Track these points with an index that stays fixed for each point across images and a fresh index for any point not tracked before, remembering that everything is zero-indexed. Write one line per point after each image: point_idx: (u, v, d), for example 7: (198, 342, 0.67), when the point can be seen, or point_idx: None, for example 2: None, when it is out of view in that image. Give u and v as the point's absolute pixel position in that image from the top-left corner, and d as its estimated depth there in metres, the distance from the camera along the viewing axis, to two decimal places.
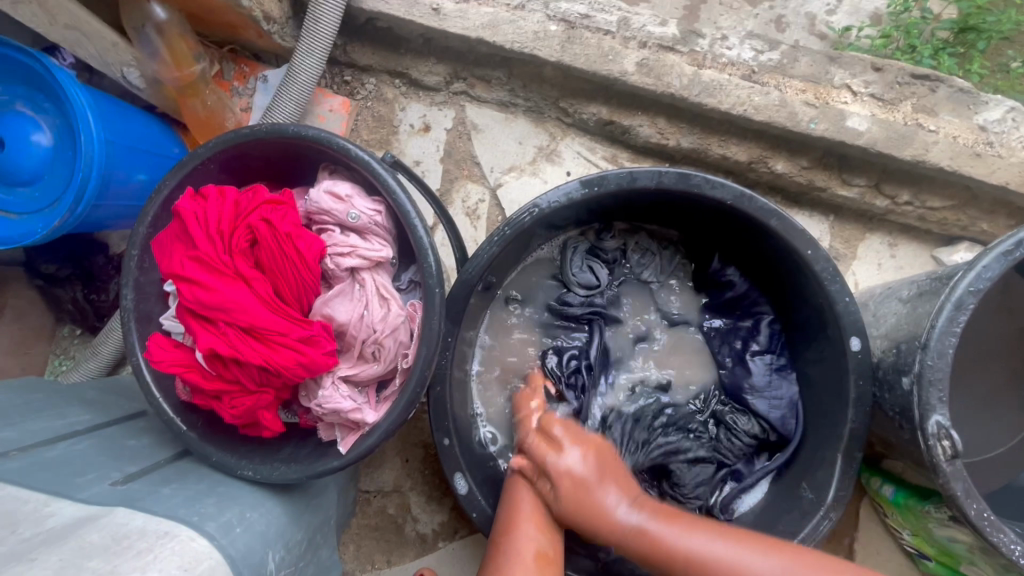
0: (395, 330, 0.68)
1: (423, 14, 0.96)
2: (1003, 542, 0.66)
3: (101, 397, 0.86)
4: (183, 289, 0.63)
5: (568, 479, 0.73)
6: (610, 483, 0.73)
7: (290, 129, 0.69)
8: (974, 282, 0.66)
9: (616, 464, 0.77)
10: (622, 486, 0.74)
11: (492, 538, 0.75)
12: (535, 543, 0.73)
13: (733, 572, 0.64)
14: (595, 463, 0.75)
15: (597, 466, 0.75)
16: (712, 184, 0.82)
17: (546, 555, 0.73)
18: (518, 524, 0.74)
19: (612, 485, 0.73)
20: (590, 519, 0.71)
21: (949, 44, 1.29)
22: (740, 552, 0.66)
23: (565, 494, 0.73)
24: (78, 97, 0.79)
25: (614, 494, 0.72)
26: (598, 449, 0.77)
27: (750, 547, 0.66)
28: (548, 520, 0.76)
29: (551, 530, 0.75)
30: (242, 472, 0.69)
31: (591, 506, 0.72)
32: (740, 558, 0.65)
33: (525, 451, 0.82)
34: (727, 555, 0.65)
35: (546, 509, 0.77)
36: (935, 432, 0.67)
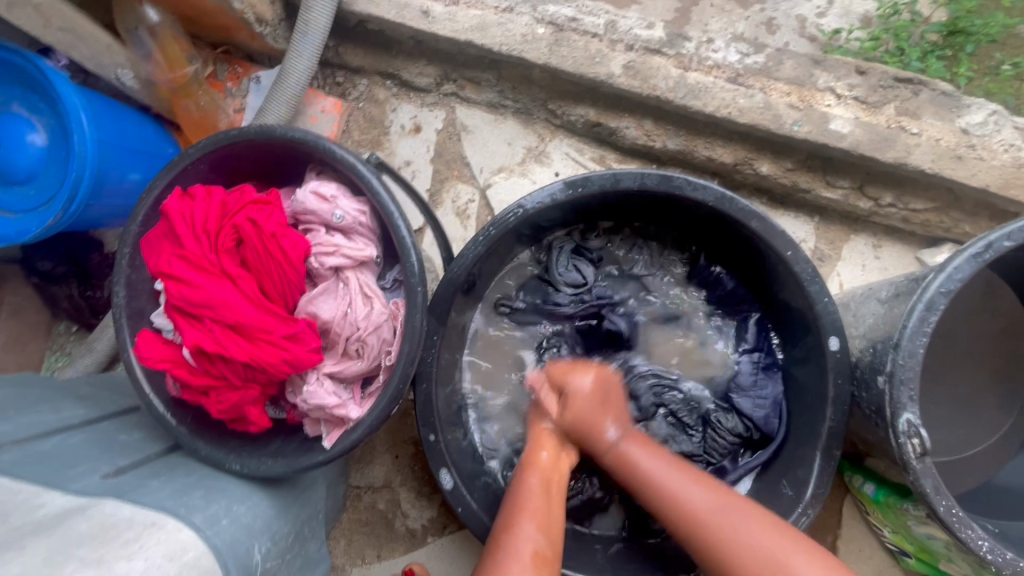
0: (378, 328, 0.70)
1: (412, 16, 0.98)
2: (971, 537, 0.67)
3: (94, 392, 0.88)
4: (171, 287, 0.65)
5: (578, 403, 0.83)
6: (604, 418, 0.82)
7: (277, 131, 0.70)
8: (945, 283, 0.68)
9: (618, 396, 0.86)
10: (617, 419, 0.83)
11: (493, 534, 0.76)
12: (533, 544, 0.73)
13: (677, 502, 0.74)
14: (598, 389, 0.84)
15: (602, 395, 0.84)
16: (694, 185, 0.84)
17: (544, 557, 0.73)
18: (520, 525, 0.75)
19: (610, 419, 0.82)
20: (585, 436, 0.82)
21: (937, 47, 1.30)
22: (686, 482, 0.76)
23: (573, 406, 0.83)
24: (72, 99, 0.81)
25: (613, 428, 0.82)
26: (603, 379, 0.85)
27: (700, 483, 0.76)
28: (548, 522, 0.76)
29: (552, 531, 0.76)
30: (230, 466, 0.71)
31: (593, 429, 0.82)
32: (684, 490, 0.75)
33: (539, 444, 0.84)
34: (671, 480, 0.76)
35: (550, 508, 0.78)
36: (905, 430, 0.68)
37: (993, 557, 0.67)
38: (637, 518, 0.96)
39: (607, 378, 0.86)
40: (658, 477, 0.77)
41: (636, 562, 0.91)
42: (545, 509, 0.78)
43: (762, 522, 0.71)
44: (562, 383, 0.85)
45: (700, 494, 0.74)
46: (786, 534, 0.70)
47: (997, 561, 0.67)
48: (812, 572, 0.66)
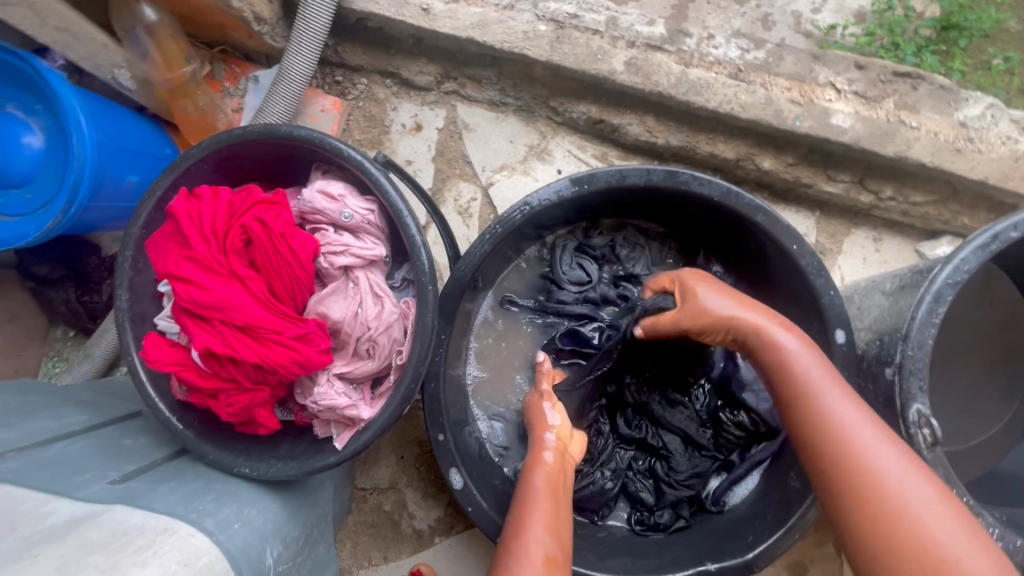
0: (389, 328, 0.69)
1: (414, 14, 0.97)
2: (982, 525, 0.68)
3: (95, 398, 0.86)
4: (178, 288, 0.64)
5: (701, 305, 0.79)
6: (754, 313, 0.74)
7: (283, 130, 0.69)
8: (953, 274, 0.68)
9: (764, 309, 0.76)
10: (755, 307, 0.76)
11: (502, 543, 0.71)
12: (545, 546, 0.69)
13: (823, 418, 0.61)
14: (730, 298, 0.77)
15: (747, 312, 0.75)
16: (700, 181, 0.84)
17: (555, 559, 0.68)
18: (531, 530, 0.71)
19: (746, 307, 0.76)
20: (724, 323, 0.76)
21: (931, 42, 1.32)
22: (831, 383, 0.64)
23: (692, 307, 0.79)
24: (68, 99, 0.80)
25: (790, 336, 0.70)
26: (733, 293, 0.79)
27: (872, 418, 0.61)
28: (558, 521, 0.73)
29: (562, 534, 0.72)
30: (240, 470, 0.70)
31: (749, 327, 0.73)
32: (842, 406, 0.61)
33: (542, 449, 0.83)
34: (818, 376, 0.65)
35: (554, 509, 0.74)
36: (916, 420, 0.69)
37: (1004, 544, 0.68)
38: (645, 513, 0.97)
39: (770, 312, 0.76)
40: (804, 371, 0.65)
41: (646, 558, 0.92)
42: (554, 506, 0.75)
43: (919, 467, 0.56)
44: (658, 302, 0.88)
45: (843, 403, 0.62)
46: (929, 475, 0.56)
47: (1007, 548, 0.68)
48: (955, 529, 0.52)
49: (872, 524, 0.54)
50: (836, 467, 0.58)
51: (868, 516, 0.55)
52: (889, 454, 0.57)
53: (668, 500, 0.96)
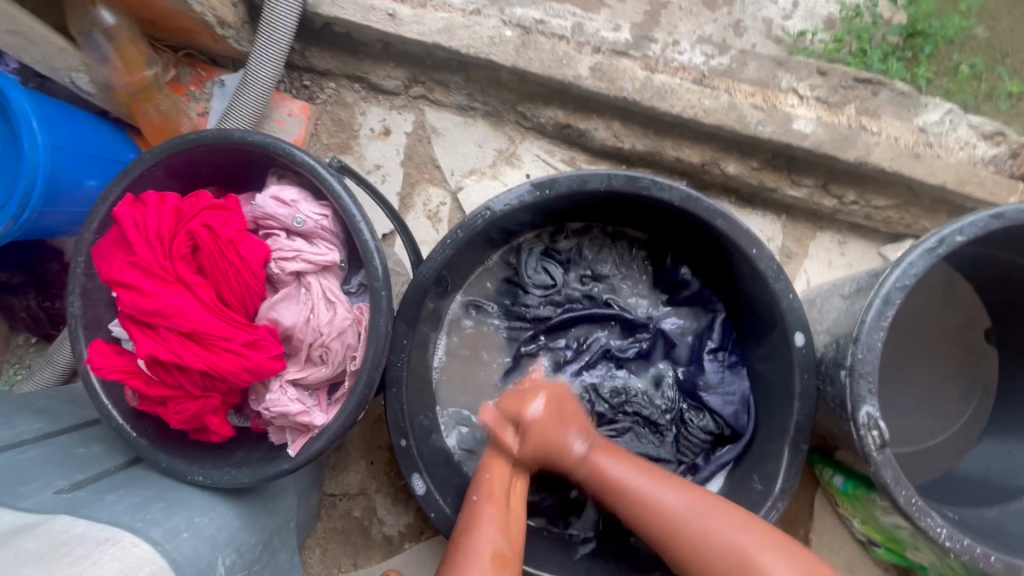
0: (342, 333, 0.69)
1: (380, 19, 0.98)
2: (930, 526, 0.69)
3: (53, 405, 0.85)
4: (123, 296, 0.63)
5: (536, 428, 0.79)
6: (568, 433, 0.80)
7: (234, 135, 0.69)
8: (900, 279, 0.69)
9: (573, 405, 0.83)
10: (581, 429, 0.82)
11: (452, 540, 0.75)
12: (494, 544, 0.73)
13: (650, 511, 0.75)
14: (553, 405, 0.81)
15: (557, 409, 0.81)
16: (660, 186, 0.84)
17: (504, 556, 0.73)
18: (478, 528, 0.74)
19: (575, 431, 0.81)
20: (551, 453, 0.80)
21: (898, 48, 1.34)
22: (656, 485, 0.77)
23: (531, 437, 0.79)
24: (23, 104, 0.79)
25: (578, 439, 0.81)
26: (558, 392, 0.82)
27: (665, 483, 0.77)
28: (508, 522, 0.76)
29: (511, 531, 0.76)
30: (192, 477, 0.69)
31: (555, 441, 0.80)
32: (659, 494, 0.76)
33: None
34: (647, 489, 0.76)
35: (504, 513, 0.77)
36: (865, 423, 0.70)
37: (951, 544, 0.69)
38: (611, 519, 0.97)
39: (562, 390, 0.83)
40: (630, 485, 0.77)
41: (610, 562, 0.92)
42: (503, 515, 0.77)
43: (734, 518, 0.72)
44: (517, 414, 0.80)
45: (675, 500, 0.75)
46: (750, 525, 0.72)
47: (955, 547, 0.69)
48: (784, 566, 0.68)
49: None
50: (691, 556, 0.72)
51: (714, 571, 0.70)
52: (704, 524, 0.72)
53: None
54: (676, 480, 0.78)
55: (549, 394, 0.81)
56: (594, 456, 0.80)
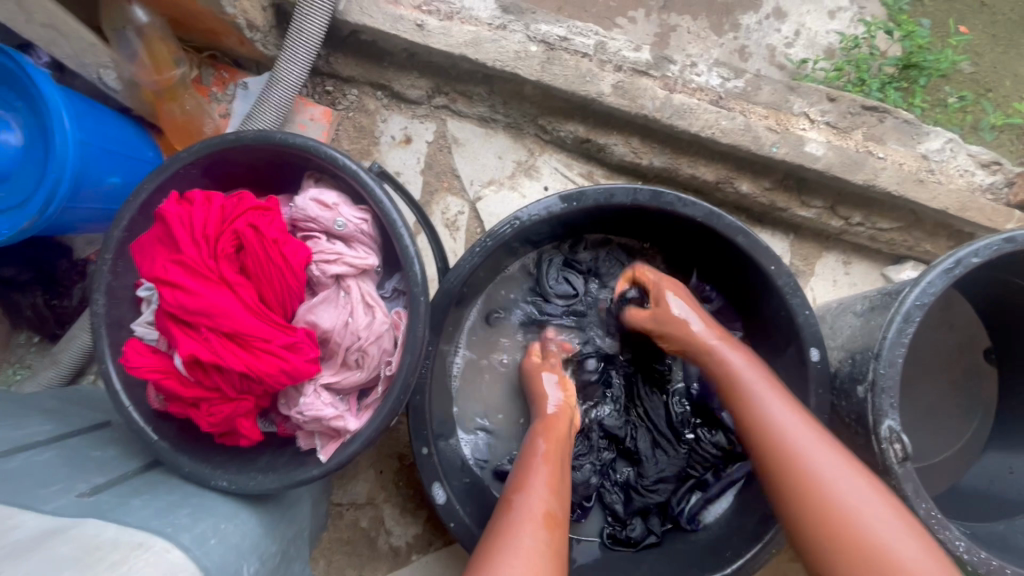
0: (379, 338, 0.69)
1: (408, 29, 0.99)
2: (949, 538, 0.71)
3: (63, 407, 0.83)
4: (163, 294, 0.62)
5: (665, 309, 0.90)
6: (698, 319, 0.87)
7: (277, 137, 0.69)
8: (920, 297, 0.72)
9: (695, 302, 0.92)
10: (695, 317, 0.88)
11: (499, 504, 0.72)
12: (546, 503, 0.71)
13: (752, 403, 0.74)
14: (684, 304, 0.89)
15: (659, 315, 0.90)
16: (684, 202, 0.87)
17: (555, 516, 0.70)
18: (530, 484, 0.73)
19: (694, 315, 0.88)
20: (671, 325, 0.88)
21: (894, 79, 1.40)
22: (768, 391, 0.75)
23: (659, 315, 0.90)
24: (52, 98, 0.78)
25: (737, 354, 0.81)
26: (680, 290, 0.92)
27: (810, 427, 0.70)
28: (557, 483, 0.75)
29: (561, 495, 0.73)
30: (217, 482, 0.68)
31: (678, 324, 0.87)
32: (796, 431, 0.70)
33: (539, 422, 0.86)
34: (762, 393, 0.75)
35: (557, 474, 0.76)
36: (887, 436, 0.72)
37: (970, 556, 0.71)
38: (617, 527, 0.97)
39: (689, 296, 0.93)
40: (747, 383, 0.76)
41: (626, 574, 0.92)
42: (555, 476, 0.76)
43: (857, 472, 0.66)
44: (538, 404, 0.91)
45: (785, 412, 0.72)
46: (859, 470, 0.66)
47: (973, 560, 0.71)
48: (881, 508, 0.63)
49: (818, 524, 0.64)
50: (783, 461, 0.68)
51: (810, 507, 0.65)
52: (839, 468, 0.66)
53: (636, 508, 0.97)
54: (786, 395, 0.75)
55: (679, 292, 0.91)
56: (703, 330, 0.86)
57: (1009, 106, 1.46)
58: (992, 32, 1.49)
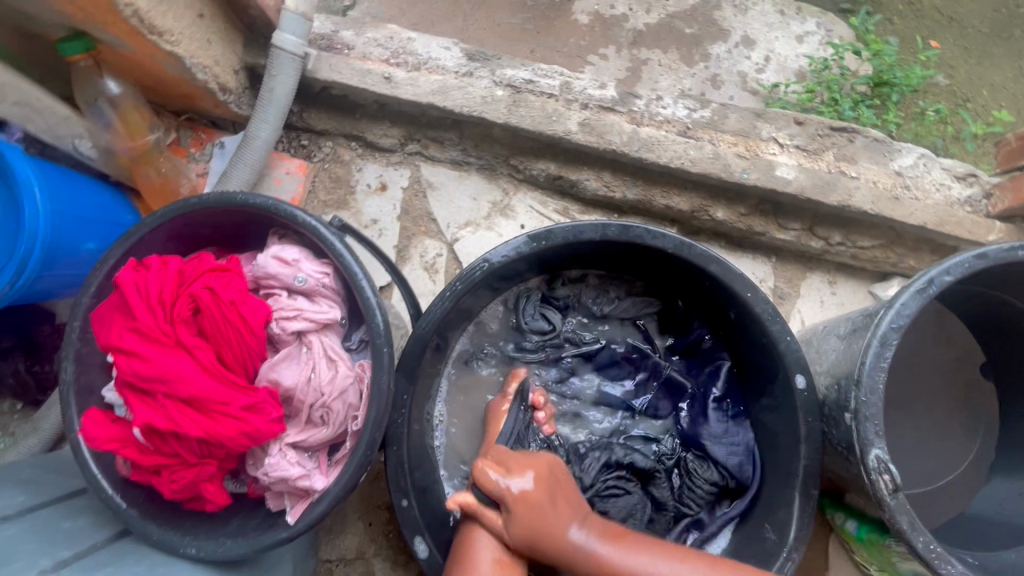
0: (344, 392, 0.68)
1: (376, 82, 1.02)
2: (952, 574, 0.67)
3: (37, 476, 0.81)
4: (121, 362, 0.62)
5: (521, 512, 0.71)
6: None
7: (238, 198, 0.70)
8: (895, 319, 0.70)
9: (568, 489, 0.76)
10: (576, 513, 0.72)
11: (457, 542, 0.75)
12: (494, 550, 0.72)
13: None
14: (544, 485, 0.73)
15: (550, 488, 0.73)
16: (653, 234, 0.85)
17: (505, 561, 0.71)
18: (481, 529, 0.74)
19: (569, 514, 0.71)
20: (541, 539, 0.69)
21: (866, 97, 1.40)
22: (656, 562, 0.66)
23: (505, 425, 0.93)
24: (26, 172, 0.80)
25: (574, 516, 0.72)
26: (548, 472, 0.75)
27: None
28: None
29: (511, 535, 0.75)
30: (185, 550, 0.66)
31: (541, 519, 0.70)
32: None
33: (495, 455, 0.86)
34: (635, 563, 0.66)
35: None
36: (876, 467, 0.69)
37: None
38: None
39: (557, 467, 0.78)
40: (611, 560, 0.67)
41: None
42: None
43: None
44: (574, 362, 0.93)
45: None
46: None
47: None
48: None
49: None
50: None
51: None
52: None
53: None
54: (674, 550, 0.68)
55: (547, 473, 0.75)
56: (596, 544, 0.69)
57: (989, 115, 1.47)
58: (963, 45, 1.51)
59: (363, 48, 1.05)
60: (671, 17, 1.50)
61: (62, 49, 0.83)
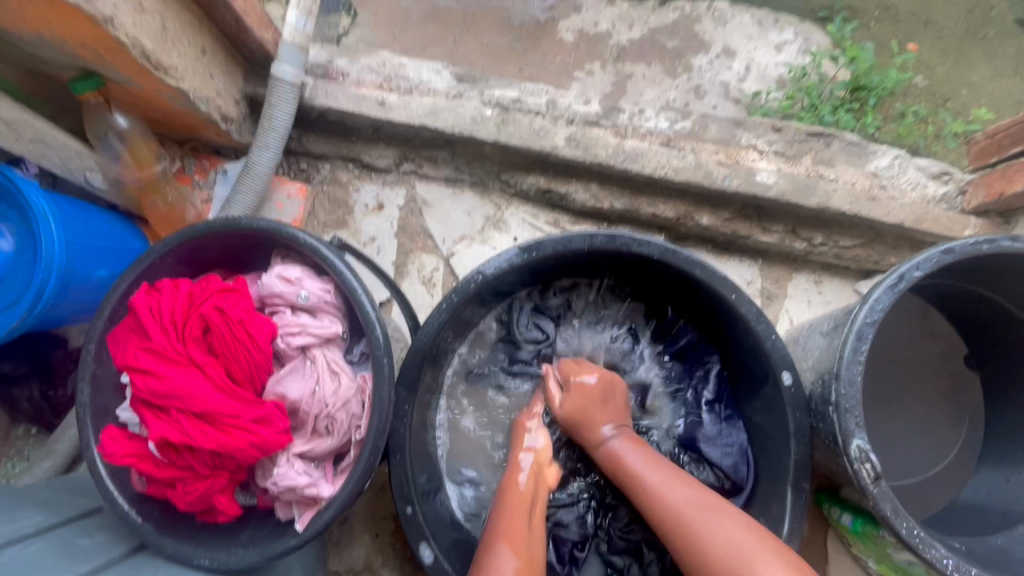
0: (347, 403, 0.72)
1: (370, 106, 1.07)
2: (936, 557, 0.70)
3: (55, 496, 0.84)
4: (136, 380, 0.66)
5: (576, 398, 0.92)
6: (603, 415, 0.90)
7: (242, 223, 0.74)
8: (870, 314, 0.74)
9: (620, 398, 0.95)
10: (614, 416, 0.91)
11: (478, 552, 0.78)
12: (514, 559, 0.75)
13: (656, 494, 0.77)
14: (602, 390, 0.94)
15: (605, 394, 0.94)
16: (639, 242, 0.89)
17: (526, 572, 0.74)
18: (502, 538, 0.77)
19: (606, 415, 0.90)
20: (582, 427, 0.90)
21: (845, 101, 1.44)
22: (672, 480, 0.78)
23: (570, 405, 0.93)
24: (40, 205, 0.85)
25: (608, 423, 0.89)
26: (609, 381, 0.96)
27: (682, 482, 0.77)
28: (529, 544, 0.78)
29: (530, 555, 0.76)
30: (199, 561, 0.69)
31: (585, 416, 0.90)
32: (716, 527, 0.70)
33: (517, 471, 0.89)
34: (638, 463, 0.82)
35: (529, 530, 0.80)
36: (858, 456, 0.72)
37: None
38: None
39: (614, 381, 0.97)
40: (637, 469, 0.81)
41: None
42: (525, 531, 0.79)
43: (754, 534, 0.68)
44: (572, 376, 0.96)
45: (684, 492, 0.76)
46: (763, 538, 0.68)
47: None
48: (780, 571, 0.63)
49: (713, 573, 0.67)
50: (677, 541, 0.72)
51: (670, 528, 0.73)
52: (732, 534, 0.68)
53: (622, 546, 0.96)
54: (693, 484, 0.77)
55: (588, 369, 0.97)
56: (621, 445, 0.86)
57: (967, 114, 1.51)
58: (938, 47, 1.56)
59: (356, 74, 1.11)
60: (653, 32, 1.55)
61: (75, 87, 0.88)
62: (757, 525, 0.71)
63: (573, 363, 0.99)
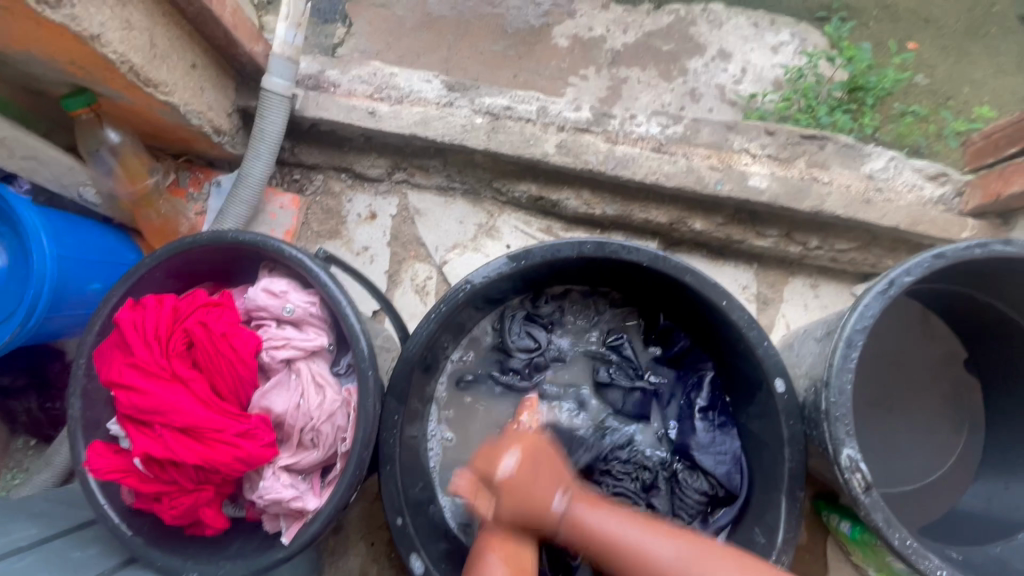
0: (332, 416, 0.72)
1: (361, 117, 1.08)
2: (930, 568, 0.69)
3: (50, 509, 0.85)
4: (121, 396, 0.67)
5: (512, 484, 0.71)
6: (550, 481, 0.72)
7: (228, 236, 0.75)
8: (859, 321, 0.73)
9: (549, 456, 0.75)
10: (559, 479, 0.73)
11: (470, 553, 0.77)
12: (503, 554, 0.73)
13: (637, 558, 0.69)
14: (528, 462, 0.72)
15: (535, 463, 0.73)
16: (628, 249, 0.88)
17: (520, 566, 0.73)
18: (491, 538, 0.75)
19: (552, 484, 0.72)
20: (529, 514, 0.71)
21: (842, 102, 1.43)
22: (644, 533, 0.70)
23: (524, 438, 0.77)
24: (33, 220, 0.86)
25: (558, 493, 0.72)
26: (533, 446, 0.75)
27: (654, 530, 0.71)
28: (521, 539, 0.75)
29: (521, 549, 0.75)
30: (187, 575, 0.69)
31: (529, 500, 0.71)
32: (697, 567, 0.67)
33: None
34: (635, 539, 0.70)
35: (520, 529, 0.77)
36: (849, 465, 0.71)
37: None
38: None
39: (539, 442, 0.76)
40: (615, 534, 0.70)
41: None
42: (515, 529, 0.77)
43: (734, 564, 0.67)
44: (488, 474, 0.73)
45: (658, 543, 0.69)
46: (735, 560, 0.68)
47: None
48: None
49: None
50: None
51: None
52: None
53: None
54: (658, 523, 0.73)
55: (525, 443, 0.75)
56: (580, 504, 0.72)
57: (968, 112, 1.49)
58: (938, 46, 1.54)
59: (348, 85, 1.11)
60: (648, 36, 1.55)
61: (66, 104, 0.89)
62: (720, 547, 0.70)
63: (486, 451, 0.76)
